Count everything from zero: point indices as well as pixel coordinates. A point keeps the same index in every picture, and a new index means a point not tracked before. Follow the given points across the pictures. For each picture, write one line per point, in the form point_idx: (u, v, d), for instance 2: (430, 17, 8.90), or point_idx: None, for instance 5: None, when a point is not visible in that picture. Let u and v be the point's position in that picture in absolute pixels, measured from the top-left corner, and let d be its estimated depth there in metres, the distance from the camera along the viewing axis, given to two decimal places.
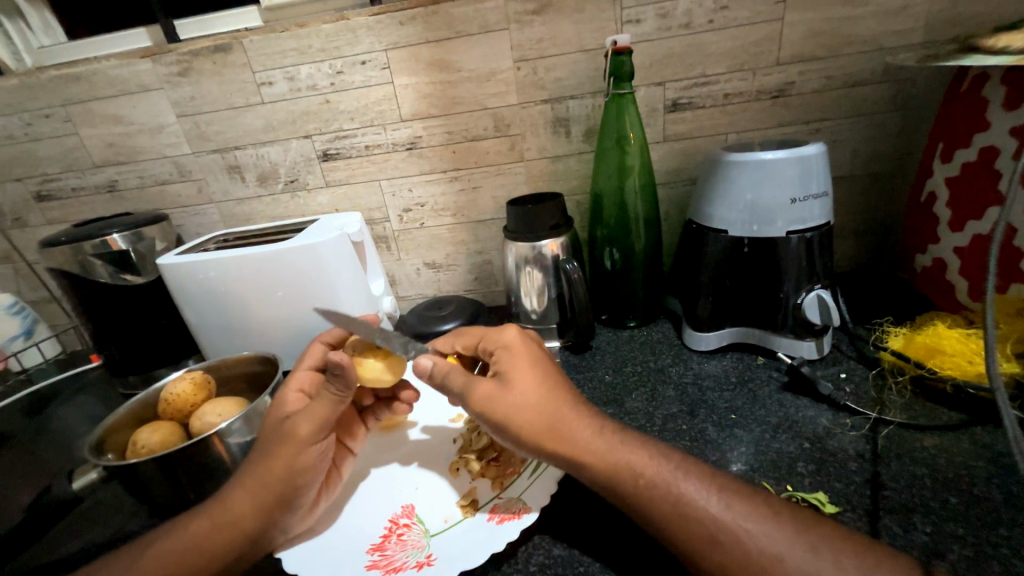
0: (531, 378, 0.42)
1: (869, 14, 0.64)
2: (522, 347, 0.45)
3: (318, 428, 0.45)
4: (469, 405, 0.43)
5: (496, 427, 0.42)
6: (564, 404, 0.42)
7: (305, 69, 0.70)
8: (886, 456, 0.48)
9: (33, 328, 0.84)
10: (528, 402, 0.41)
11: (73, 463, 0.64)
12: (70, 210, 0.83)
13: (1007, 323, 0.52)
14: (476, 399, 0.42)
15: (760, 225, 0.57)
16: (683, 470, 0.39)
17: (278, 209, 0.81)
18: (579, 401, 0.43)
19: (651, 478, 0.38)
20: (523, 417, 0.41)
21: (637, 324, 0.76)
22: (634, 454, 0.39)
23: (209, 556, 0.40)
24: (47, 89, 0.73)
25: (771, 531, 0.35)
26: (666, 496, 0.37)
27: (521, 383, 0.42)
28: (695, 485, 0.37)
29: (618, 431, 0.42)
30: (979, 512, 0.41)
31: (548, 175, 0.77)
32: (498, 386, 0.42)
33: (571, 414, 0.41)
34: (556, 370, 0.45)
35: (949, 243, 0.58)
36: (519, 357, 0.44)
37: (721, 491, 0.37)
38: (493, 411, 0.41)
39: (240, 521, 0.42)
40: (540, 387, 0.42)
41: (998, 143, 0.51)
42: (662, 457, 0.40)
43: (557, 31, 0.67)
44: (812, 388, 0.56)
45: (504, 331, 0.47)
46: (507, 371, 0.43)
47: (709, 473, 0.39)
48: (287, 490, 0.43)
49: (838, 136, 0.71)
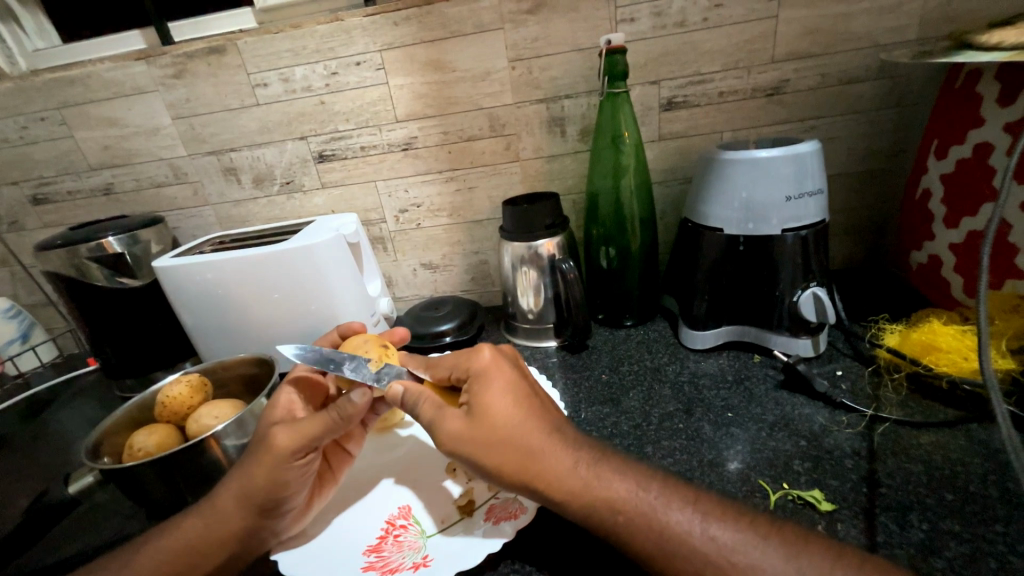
0: (504, 408, 0.41)
1: (864, 11, 0.64)
2: (494, 373, 0.44)
3: (303, 444, 0.43)
4: (440, 440, 0.42)
5: (470, 464, 0.41)
6: (537, 436, 0.40)
7: (301, 70, 0.70)
8: (882, 453, 0.48)
9: (29, 332, 0.83)
10: (500, 440, 0.40)
11: (71, 466, 0.64)
12: (66, 213, 0.82)
13: (1001, 319, 0.52)
14: (446, 434, 0.41)
15: (755, 223, 0.57)
16: (666, 499, 0.38)
17: (274, 211, 0.81)
18: (555, 430, 0.42)
19: (631, 513, 0.37)
20: (495, 454, 0.40)
21: (634, 324, 0.76)
22: (614, 485, 0.39)
23: (196, 557, 0.40)
24: (42, 92, 0.72)
25: (760, 561, 0.34)
26: (648, 530, 0.36)
27: (491, 418, 0.41)
28: (679, 515, 0.37)
29: (599, 458, 0.41)
30: (975, 508, 0.41)
31: (544, 175, 0.77)
32: (468, 420, 0.41)
33: (546, 446, 0.40)
34: (531, 396, 0.44)
35: (945, 240, 0.58)
36: (489, 386, 0.43)
37: (707, 518, 0.37)
38: (466, 447, 0.41)
39: (227, 521, 0.41)
40: (513, 417, 0.41)
41: (993, 139, 0.51)
42: (644, 486, 0.39)
43: (552, 29, 0.67)
44: (808, 385, 0.56)
45: (478, 354, 0.46)
46: (478, 400, 0.42)
47: (693, 498, 0.38)
48: (270, 499, 0.42)
49: (833, 134, 0.71)
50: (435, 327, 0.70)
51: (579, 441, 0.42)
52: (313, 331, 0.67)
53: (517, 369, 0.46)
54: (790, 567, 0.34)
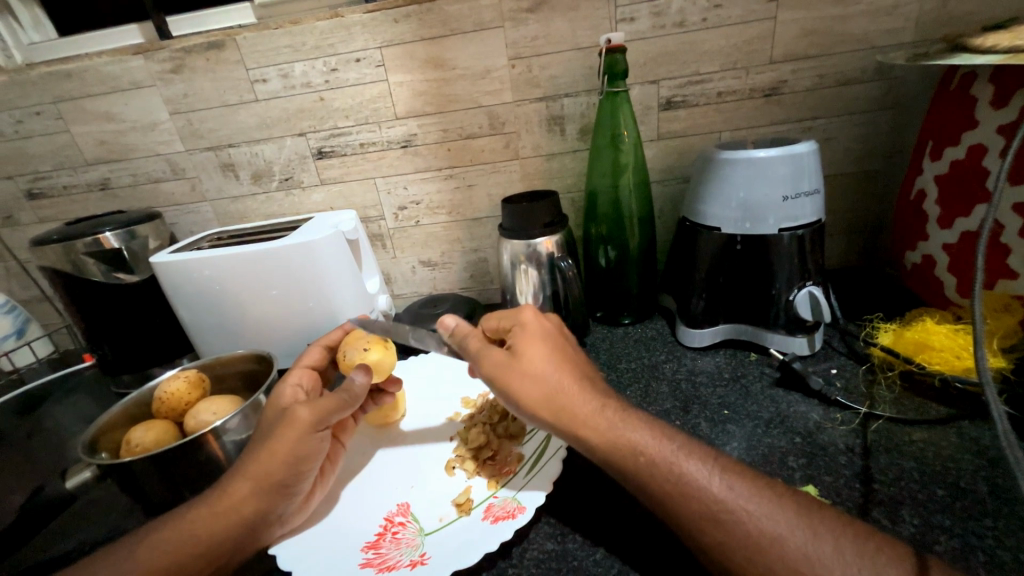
0: (539, 353, 0.44)
1: (861, 13, 0.64)
2: (533, 326, 0.47)
3: (322, 419, 0.46)
4: (482, 368, 0.46)
5: (504, 393, 0.45)
6: (567, 380, 0.43)
7: (300, 66, 0.70)
8: (875, 450, 0.48)
9: (24, 328, 0.83)
10: (533, 372, 0.43)
11: (67, 462, 0.63)
12: (61, 208, 0.82)
13: (993, 319, 0.53)
14: (488, 364, 0.46)
15: (752, 223, 0.58)
16: (686, 451, 0.39)
17: (272, 208, 0.80)
18: (585, 380, 0.44)
19: (652, 457, 0.38)
20: (527, 390, 0.43)
21: (631, 322, 0.76)
22: (637, 432, 0.40)
23: (202, 540, 0.40)
24: (38, 86, 0.72)
25: (772, 514, 0.35)
26: (668, 475, 0.37)
27: (528, 355, 0.44)
28: (697, 464, 0.38)
29: (623, 409, 0.42)
30: (966, 504, 0.42)
31: (543, 173, 0.77)
32: (504, 361, 0.45)
33: (576, 389, 0.43)
34: (566, 350, 0.46)
35: (939, 240, 0.59)
36: (531, 332, 0.46)
37: (724, 471, 0.37)
38: (502, 379, 0.44)
39: (241, 506, 0.42)
40: (547, 362, 0.44)
41: (985, 141, 0.52)
42: (666, 437, 0.40)
43: (551, 28, 0.67)
44: (803, 383, 0.57)
45: (524, 309, 0.50)
46: (519, 342, 0.46)
47: (712, 453, 0.39)
48: (286, 479, 0.43)
49: (830, 134, 0.72)
50: (433, 325, 0.70)
51: (607, 392, 0.44)
52: (313, 329, 0.67)
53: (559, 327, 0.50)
54: (802, 523, 0.34)
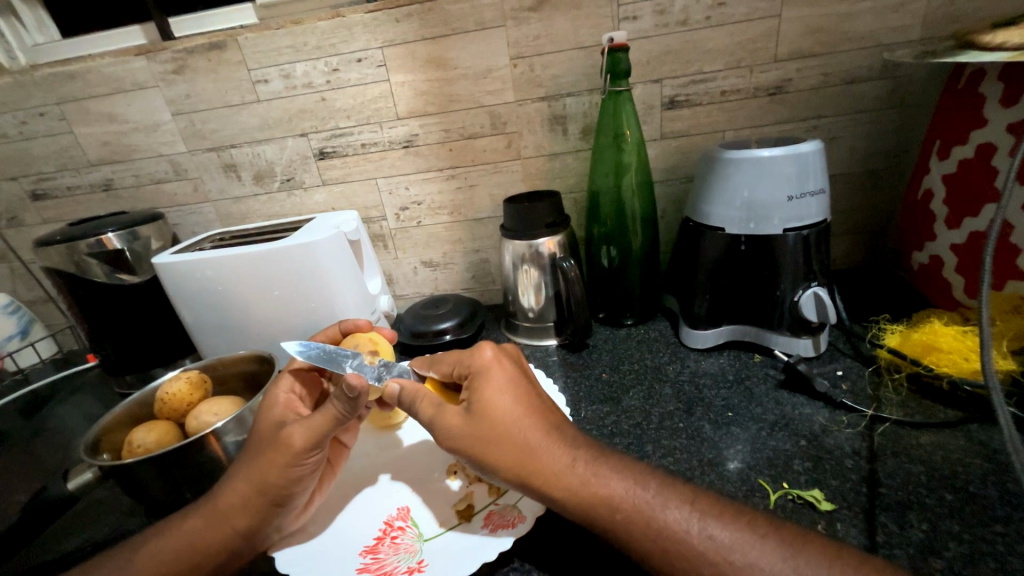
0: (503, 406, 0.42)
1: (867, 10, 0.63)
2: (494, 371, 0.45)
3: (314, 441, 0.43)
4: (441, 436, 0.43)
5: (471, 461, 0.42)
6: (536, 432, 0.41)
7: (301, 67, 0.69)
8: (882, 454, 0.48)
9: (29, 328, 0.83)
10: (500, 434, 0.41)
11: (70, 462, 0.63)
12: (65, 209, 0.82)
13: (1002, 320, 0.52)
14: (447, 431, 0.42)
15: (756, 223, 0.57)
16: (663, 498, 0.38)
17: (274, 208, 0.80)
18: (553, 428, 0.42)
19: (628, 511, 0.37)
20: (493, 451, 0.40)
21: (634, 322, 0.76)
22: (611, 483, 0.39)
23: (199, 553, 0.41)
24: (41, 87, 0.72)
25: (758, 561, 0.34)
26: (646, 529, 0.37)
27: (491, 413, 0.41)
28: (676, 513, 0.37)
29: (595, 457, 0.41)
30: (975, 509, 0.41)
31: (545, 173, 0.77)
32: (466, 420, 0.42)
33: (545, 442, 0.41)
34: (532, 394, 0.44)
35: (946, 240, 0.58)
36: (489, 384, 0.43)
37: (705, 516, 0.37)
38: (467, 445, 0.41)
39: (232, 521, 0.41)
40: (511, 415, 0.41)
41: (995, 140, 0.51)
42: (641, 484, 0.39)
43: (554, 27, 0.67)
44: (809, 385, 0.56)
45: (480, 351, 0.47)
46: (481, 392, 0.43)
47: (691, 497, 0.39)
48: (277, 497, 0.42)
49: (835, 134, 0.71)
50: (434, 325, 0.70)
51: (578, 439, 0.43)
52: (314, 330, 0.67)
53: (517, 365, 0.47)
54: (791, 566, 0.34)
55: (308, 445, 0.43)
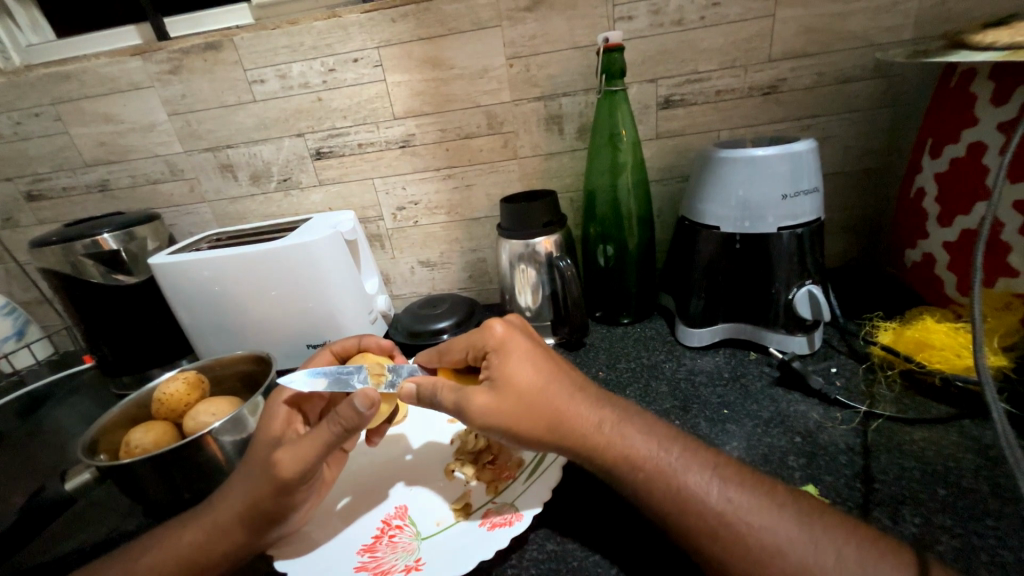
0: (528, 376, 0.42)
1: (860, 11, 0.64)
2: (511, 345, 0.45)
3: (302, 463, 0.41)
4: (469, 417, 0.42)
5: (500, 434, 0.42)
6: (564, 396, 0.42)
7: (298, 67, 0.70)
8: (876, 449, 0.48)
9: (24, 329, 0.83)
10: (527, 403, 0.41)
11: (65, 464, 0.63)
12: (61, 210, 0.82)
13: (994, 317, 0.53)
14: (475, 411, 0.42)
15: (751, 222, 0.57)
16: (685, 461, 0.39)
17: (271, 208, 0.80)
18: (576, 392, 0.43)
19: (651, 471, 0.39)
20: (523, 422, 0.41)
21: (631, 321, 0.76)
22: (634, 443, 0.40)
23: (209, 563, 0.41)
24: (35, 87, 0.72)
25: (773, 524, 0.35)
26: (667, 488, 0.38)
27: (517, 386, 0.42)
28: (697, 476, 0.38)
29: (620, 419, 0.42)
30: (967, 503, 0.41)
31: (541, 173, 0.77)
32: (491, 395, 0.42)
33: (571, 407, 0.42)
34: (552, 362, 0.45)
35: (938, 238, 0.58)
36: (510, 357, 0.43)
37: (726, 482, 0.38)
38: (494, 420, 0.41)
39: (230, 536, 0.42)
40: (536, 384, 0.42)
41: (986, 139, 0.52)
42: (665, 447, 0.40)
43: (549, 27, 0.67)
44: (803, 382, 0.57)
45: (491, 330, 0.46)
46: (501, 365, 0.43)
47: (713, 463, 0.39)
48: (275, 510, 0.42)
49: (830, 133, 0.72)
50: (431, 325, 0.70)
51: (603, 399, 0.44)
52: (311, 330, 0.67)
53: (529, 337, 0.47)
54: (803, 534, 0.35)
55: (298, 465, 0.41)
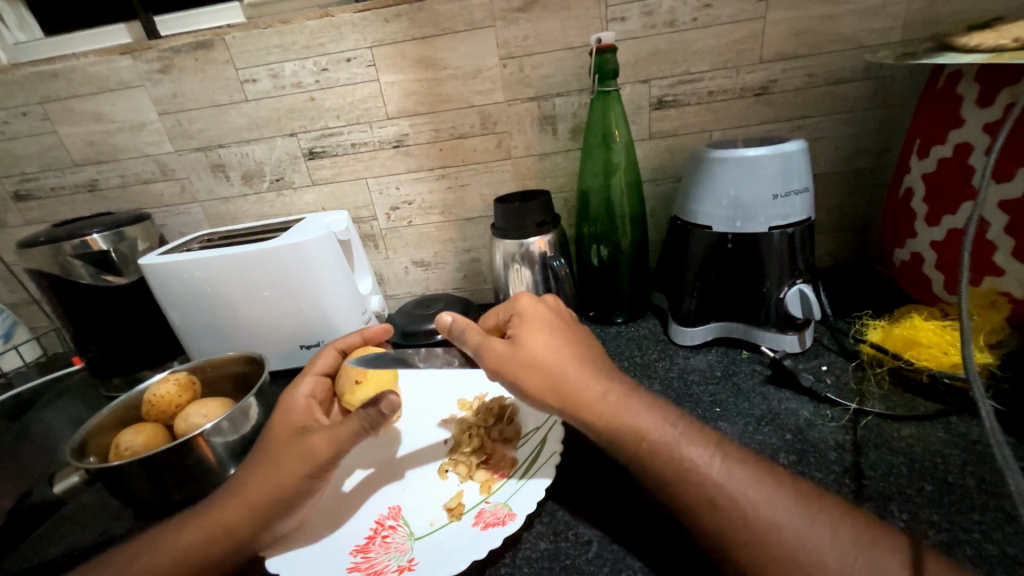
0: (544, 339, 0.45)
1: (850, 13, 0.65)
2: (535, 313, 0.47)
3: (336, 449, 0.44)
4: (486, 361, 0.45)
5: (509, 385, 0.44)
6: (576, 361, 0.44)
7: (290, 67, 0.69)
8: (865, 446, 0.49)
9: (12, 331, 0.82)
10: (539, 358, 0.43)
11: (53, 467, 0.63)
12: (49, 210, 0.81)
13: (980, 314, 0.53)
14: (491, 356, 0.45)
15: (743, 221, 0.58)
16: (688, 437, 0.39)
17: (264, 208, 0.80)
18: (590, 361, 0.45)
19: (655, 441, 0.39)
20: (534, 375, 0.43)
21: (624, 321, 0.76)
22: (640, 416, 0.40)
23: (210, 555, 0.41)
24: (23, 86, 0.71)
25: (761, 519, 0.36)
26: (669, 461, 0.38)
27: (533, 342, 0.44)
28: (698, 451, 0.38)
29: (629, 394, 0.42)
30: (953, 498, 0.42)
31: (535, 173, 0.77)
32: (509, 347, 0.45)
33: (583, 371, 0.43)
34: (572, 334, 0.47)
35: (926, 237, 0.59)
36: (533, 321, 0.46)
37: (727, 458, 0.38)
38: (505, 369, 0.44)
39: (237, 529, 0.41)
40: (552, 347, 0.44)
41: (972, 140, 0.53)
42: (670, 422, 0.40)
43: (543, 27, 0.67)
44: (794, 380, 0.57)
45: (522, 299, 0.49)
46: (519, 335, 0.45)
47: (715, 440, 0.40)
48: (290, 499, 0.43)
49: (821, 134, 0.73)
50: (425, 326, 0.70)
51: (616, 376, 0.45)
52: (304, 330, 0.67)
53: (556, 313, 0.50)
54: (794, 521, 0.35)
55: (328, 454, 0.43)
